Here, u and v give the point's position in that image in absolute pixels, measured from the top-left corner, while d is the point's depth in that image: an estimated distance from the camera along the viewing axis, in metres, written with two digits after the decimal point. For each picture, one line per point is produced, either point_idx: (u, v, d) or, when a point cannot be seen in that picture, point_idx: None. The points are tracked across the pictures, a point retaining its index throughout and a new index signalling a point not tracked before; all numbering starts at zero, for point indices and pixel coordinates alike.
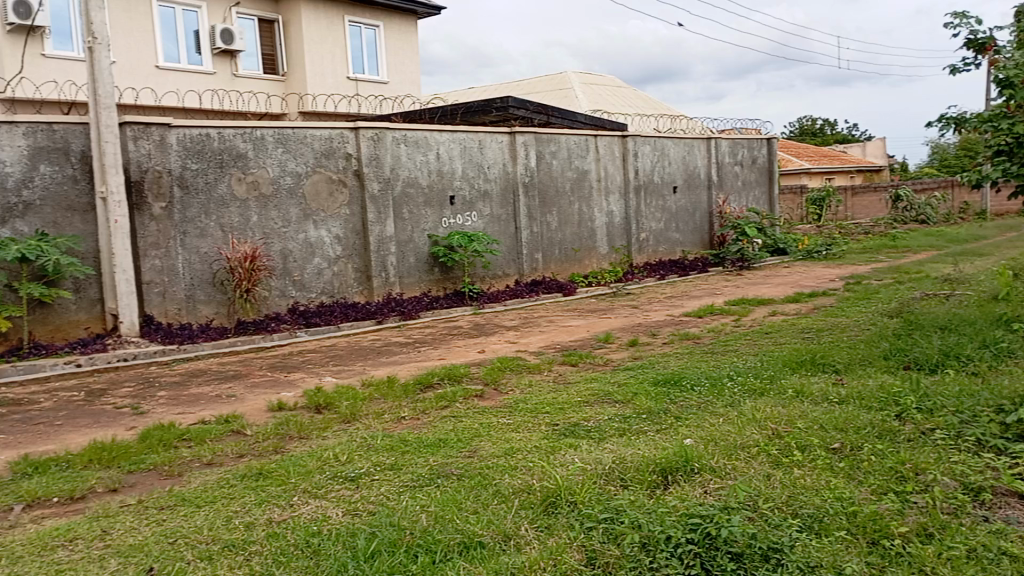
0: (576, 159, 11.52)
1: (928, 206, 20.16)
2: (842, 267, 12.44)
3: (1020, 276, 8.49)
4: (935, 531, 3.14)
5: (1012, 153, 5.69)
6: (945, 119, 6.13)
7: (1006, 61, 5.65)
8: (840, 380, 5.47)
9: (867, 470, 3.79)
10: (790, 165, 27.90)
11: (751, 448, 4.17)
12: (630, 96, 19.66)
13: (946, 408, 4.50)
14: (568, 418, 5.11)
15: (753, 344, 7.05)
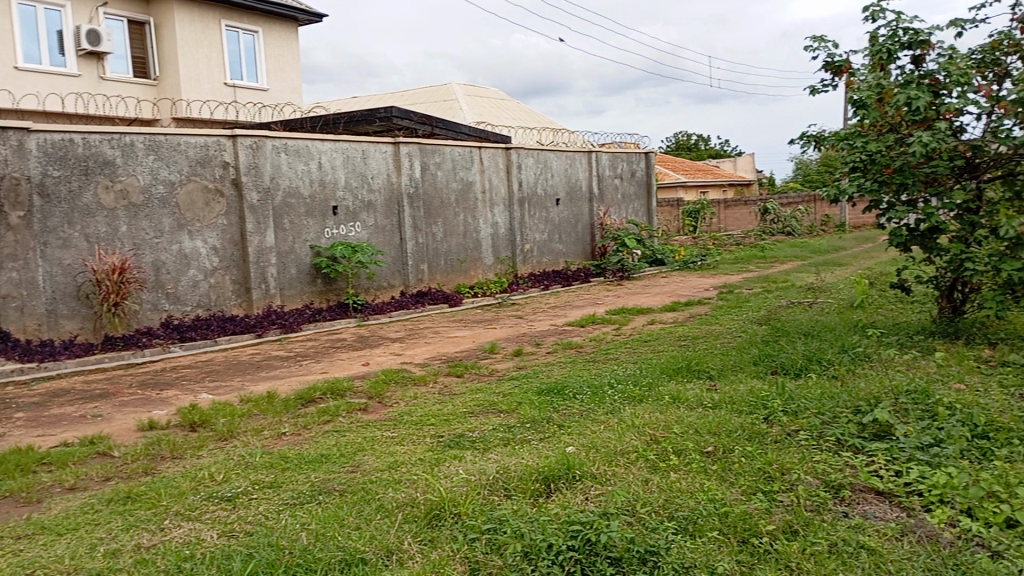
0: (460, 170, 11.55)
1: (793, 219, 21.30)
2: (716, 277, 12.97)
3: (874, 285, 9.09)
4: (799, 528, 3.32)
5: (865, 170, 6.09)
6: (805, 137, 6.51)
7: (860, 82, 6.03)
8: (714, 386, 5.69)
9: (737, 471, 3.96)
10: (667, 178, 28.89)
11: (630, 454, 4.29)
12: (514, 108, 19.90)
13: (809, 410, 4.77)
14: (453, 429, 5.11)
15: (632, 353, 7.26)
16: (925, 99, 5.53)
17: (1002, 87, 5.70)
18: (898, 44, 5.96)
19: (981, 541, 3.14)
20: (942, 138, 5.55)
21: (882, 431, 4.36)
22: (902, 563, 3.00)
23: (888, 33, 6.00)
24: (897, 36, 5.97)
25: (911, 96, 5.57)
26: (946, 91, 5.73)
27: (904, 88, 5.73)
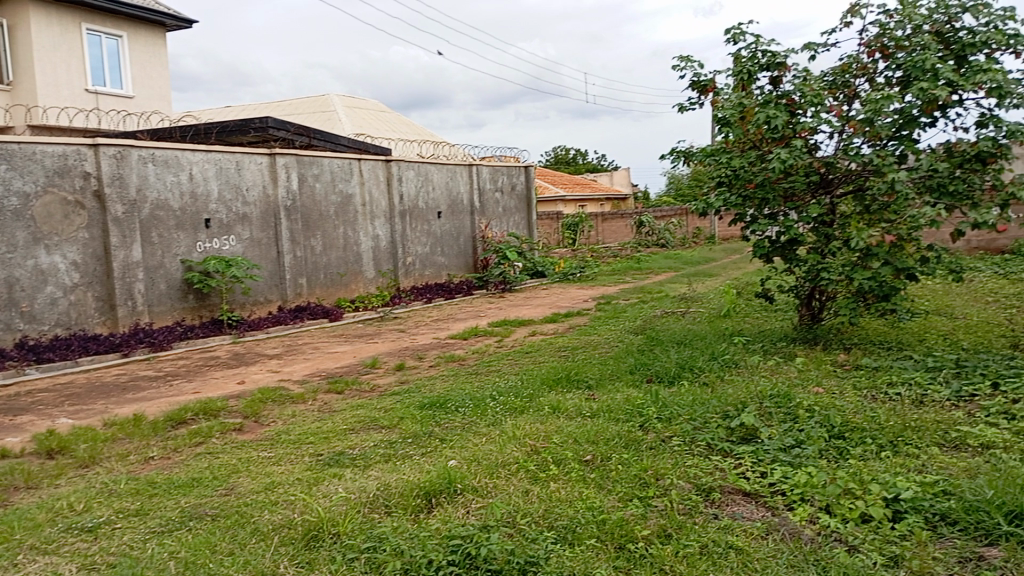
0: (339, 182, 11.38)
1: (667, 231, 22.03)
2: (595, 288, 13.28)
3: (741, 294, 9.53)
4: (673, 532, 3.43)
5: (731, 186, 6.39)
6: (675, 153, 6.78)
7: (725, 101, 6.33)
8: (592, 395, 5.82)
9: (614, 479, 4.06)
10: (547, 192, 29.35)
11: (511, 465, 4.33)
12: (394, 121, 19.79)
13: (681, 416, 4.95)
14: (333, 447, 5.01)
15: (513, 364, 7.33)
16: (783, 118, 5.87)
17: (852, 108, 6.11)
18: (758, 65, 6.30)
19: (840, 536, 3.34)
20: (799, 155, 5.91)
21: (748, 434, 4.57)
22: (767, 561, 3.15)
23: (749, 55, 6.34)
24: (757, 57, 6.31)
25: (770, 115, 5.89)
26: (801, 110, 6.09)
27: (764, 107, 6.05)
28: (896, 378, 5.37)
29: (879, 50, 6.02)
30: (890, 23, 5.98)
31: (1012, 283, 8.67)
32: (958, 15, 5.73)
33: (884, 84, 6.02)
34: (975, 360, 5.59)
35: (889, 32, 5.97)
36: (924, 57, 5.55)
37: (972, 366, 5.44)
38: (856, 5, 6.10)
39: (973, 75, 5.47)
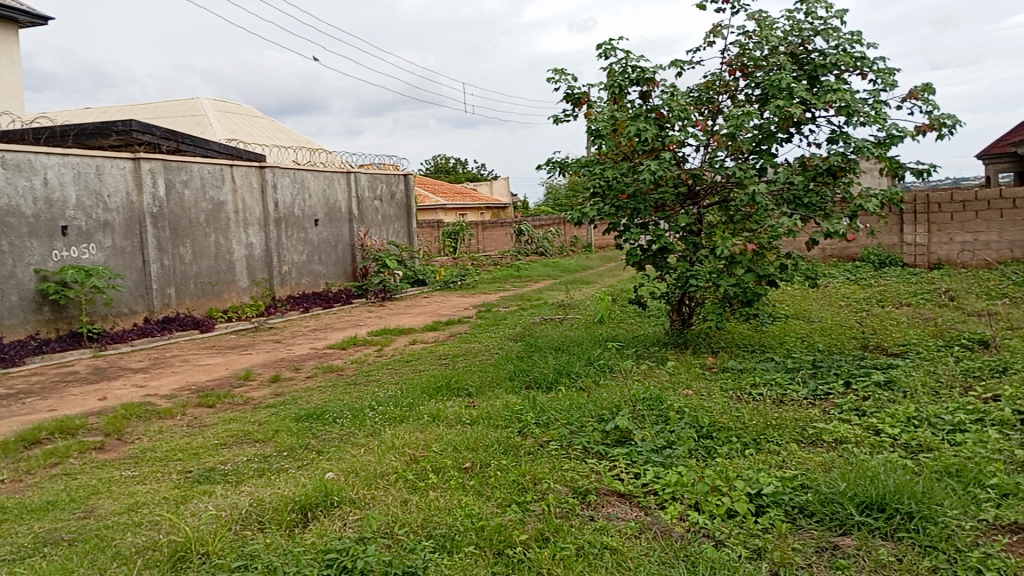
0: (210, 189, 10.97)
1: (545, 239, 22.33)
2: (475, 296, 13.33)
3: (616, 301, 9.79)
4: (550, 535, 3.48)
5: (604, 196, 6.56)
6: (551, 163, 6.90)
7: (597, 113, 6.50)
8: (472, 402, 5.84)
9: (493, 485, 4.09)
10: (427, 201, 29.22)
11: (389, 475, 4.28)
12: (268, 126, 19.26)
13: (558, 421, 5.04)
14: (203, 463, 4.82)
15: (393, 373, 7.26)
16: (652, 131, 6.09)
17: (715, 122, 6.40)
18: (628, 79, 6.51)
19: (708, 532, 3.48)
20: (667, 167, 6.15)
21: (622, 436, 4.71)
22: (640, 559, 3.25)
23: (619, 69, 6.54)
24: (627, 72, 6.52)
25: (640, 127, 6.10)
26: (669, 124, 6.33)
27: (634, 120, 6.25)
28: (760, 379, 5.65)
29: (740, 68, 6.35)
30: (749, 44, 6.31)
31: (862, 288, 9.28)
32: (811, 37, 6.11)
33: (744, 100, 6.35)
34: (829, 361, 5.97)
35: (748, 52, 6.31)
36: (780, 77, 5.88)
37: (827, 366, 5.79)
38: (718, 25, 6.40)
39: (824, 94, 5.84)
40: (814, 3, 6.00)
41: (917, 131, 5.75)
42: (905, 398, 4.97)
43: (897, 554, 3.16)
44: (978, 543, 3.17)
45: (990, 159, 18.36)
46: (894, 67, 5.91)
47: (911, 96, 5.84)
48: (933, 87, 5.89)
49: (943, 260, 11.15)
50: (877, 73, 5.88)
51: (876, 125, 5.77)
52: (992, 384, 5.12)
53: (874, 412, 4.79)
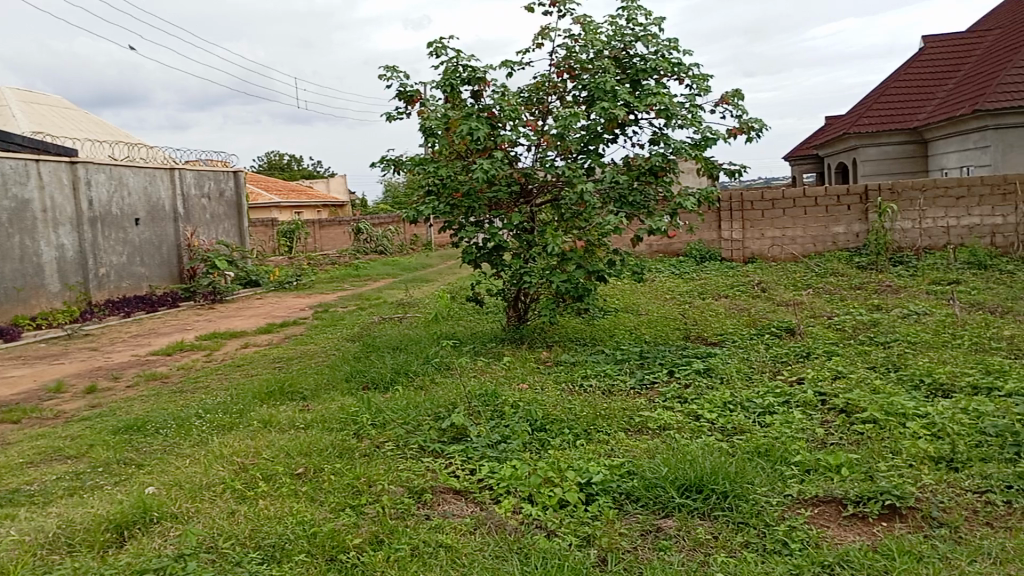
0: (12, 186, 10.06)
1: (384, 237, 22.05)
2: (311, 297, 12.99)
3: (455, 299, 9.83)
4: (384, 537, 3.44)
5: (439, 194, 6.54)
6: (385, 161, 6.82)
7: (430, 111, 6.48)
8: (306, 406, 5.68)
9: (326, 490, 3.99)
10: (260, 199, 28.14)
11: (216, 486, 4.09)
12: (81, 119, 17.90)
13: (395, 421, 5.00)
14: (4, 485, 4.40)
15: (223, 379, 6.94)
16: (484, 130, 6.15)
17: (545, 123, 6.55)
18: (459, 78, 6.54)
19: (540, 523, 3.56)
20: (499, 166, 6.24)
21: (458, 433, 4.73)
22: (473, 555, 3.27)
23: (450, 68, 6.55)
24: (458, 71, 6.54)
25: (473, 127, 6.13)
26: (501, 124, 6.43)
27: (466, 118, 6.29)
28: (591, 371, 5.85)
29: (567, 70, 6.53)
30: (576, 47, 6.50)
31: (685, 282, 9.80)
32: (633, 43, 6.38)
33: (572, 101, 6.54)
34: (654, 351, 6.26)
35: (575, 55, 6.49)
36: (604, 79, 6.10)
37: (653, 357, 6.07)
38: (546, 27, 6.55)
39: (646, 97, 6.13)
40: (635, 9, 6.27)
41: (729, 134, 6.13)
42: (721, 384, 5.30)
43: (713, 531, 3.36)
44: (784, 517, 3.42)
45: (795, 160, 19.90)
46: (708, 73, 6.27)
47: (724, 101, 6.22)
48: (742, 93, 6.30)
49: (756, 254, 11.98)
50: (693, 79, 6.22)
51: (692, 127, 6.12)
52: (797, 368, 5.55)
53: (694, 399, 5.07)
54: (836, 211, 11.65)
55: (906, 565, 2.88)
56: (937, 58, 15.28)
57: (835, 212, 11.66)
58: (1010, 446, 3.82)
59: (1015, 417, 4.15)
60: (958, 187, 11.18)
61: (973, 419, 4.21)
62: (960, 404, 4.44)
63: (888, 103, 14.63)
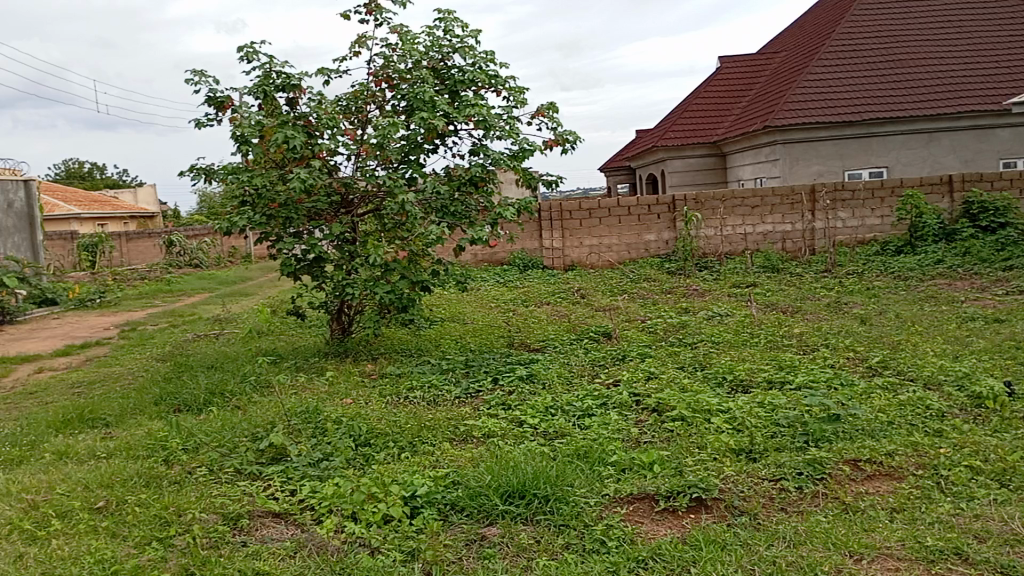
0: None
1: (199, 250, 20.94)
2: (117, 315, 12.11)
3: (275, 313, 9.50)
4: (196, 569, 3.24)
5: (254, 204, 6.26)
6: (196, 170, 6.48)
7: (242, 118, 6.21)
8: (109, 433, 5.27)
9: (131, 523, 3.71)
10: (57, 210, 25.96)
11: (1, 528, 3.70)
12: None
13: (208, 444, 4.74)
14: None
15: (13, 409, 6.30)
16: (301, 139, 5.97)
17: (364, 132, 6.46)
18: (272, 85, 6.32)
19: (363, 541, 3.47)
20: (317, 176, 6.08)
21: (278, 453, 4.54)
22: None
23: (263, 73, 6.32)
24: (271, 77, 6.33)
25: (288, 135, 5.94)
26: (318, 132, 6.27)
27: (282, 126, 6.08)
28: (416, 382, 5.80)
29: (385, 80, 6.47)
30: (393, 56, 6.46)
31: (508, 290, 9.98)
32: (450, 54, 6.43)
33: (391, 111, 6.49)
34: (479, 359, 6.31)
35: (393, 64, 6.45)
36: (423, 90, 6.10)
37: (478, 365, 6.12)
38: (362, 36, 6.47)
39: (464, 108, 6.19)
40: (451, 21, 6.31)
41: (545, 145, 6.30)
42: (544, 390, 5.43)
43: (536, 535, 3.41)
44: (602, 516, 3.54)
45: (610, 172, 20.78)
46: (524, 86, 6.41)
47: (539, 113, 6.38)
48: (557, 106, 6.49)
49: (575, 261, 12.37)
50: (509, 91, 6.34)
51: (510, 139, 6.25)
52: (613, 371, 5.78)
53: (517, 405, 5.16)
54: (648, 220, 12.28)
55: (712, 554, 3.05)
56: (732, 77, 16.48)
57: (646, 220, 12.28)
58: (800, 435, 4.15)
59: (804, 408, 4.53)
60: (753, 197, 12.09)
61: (769, 412, 4.54)
62: (758, 399, 4.78)
63: (692, 118, 15.62)
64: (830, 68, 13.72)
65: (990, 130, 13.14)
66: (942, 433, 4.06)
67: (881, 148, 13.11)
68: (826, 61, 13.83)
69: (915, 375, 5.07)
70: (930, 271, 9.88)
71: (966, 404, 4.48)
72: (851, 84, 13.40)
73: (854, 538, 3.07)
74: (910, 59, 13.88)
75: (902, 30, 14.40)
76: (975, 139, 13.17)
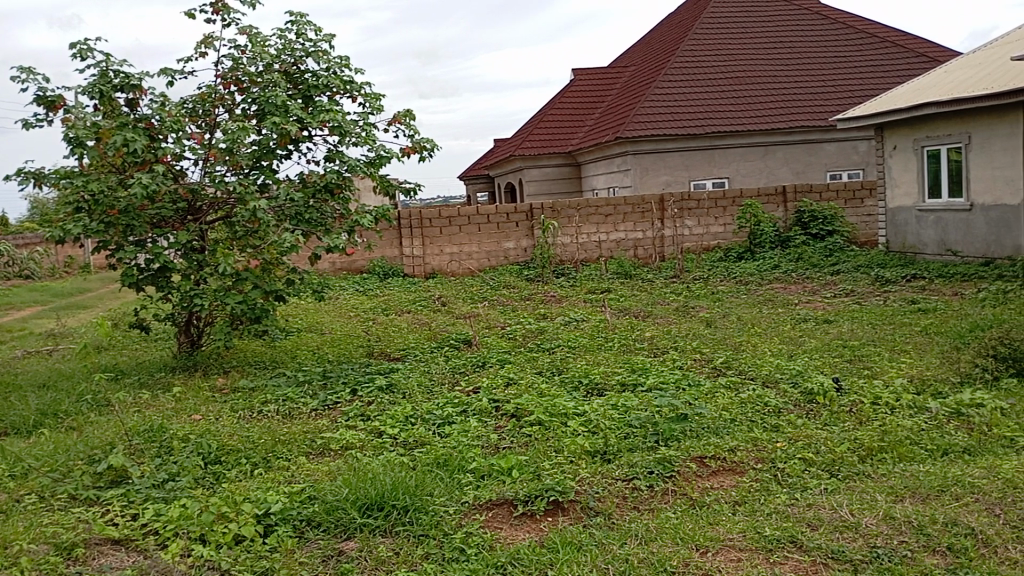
0: None
1: (31, 260, 19.43)
2: None
3: (117, 326, 8.95)
4: None
5: (90, 211, 5.86)
6: (24, 174, 6.00)
7: (75, 119, 5.79)
8: None
9: None
10: None
11: None
12: None
13: (39, 469, 4.38)
14: None
15: None
16: (142, 142, 5.67)
17: (212, 136, 6.21)
18: (110, 85, 5.96)
19: (212, 564, 3.31)
20: (161, 181, 5.78)
21: (118, 476, 4.26)
22: None
23: (99, 73, 5.95)
24: (109, 77, 5.97)
25: (128, 138, 5.63)
26: (162, 135, 5.98)
27: (121, 129, 5.75)
28: (270, 396, 5.60)
29: (233, 83, 6.23)
30: (242, 58, 6.24)
31: (368, 299, 9.84)
32: (304, 58, 6.28)
33: (241, 115, 6.26)
34: (337, 370, 6.18)
35: (242, 67, 6.23)
36: (275, 94, 5.93)
37: (336, 376, 5.98)
38: (209, 36, 6.21)
39: (318, 113, 6.07)
40: (303, 24, 6.17)
41: (402, 153, 6.26)
42: (403, 399, 5.37)
43: (395, 547, 3.36)
44: (461, 524, 3.53)
45: (470, 180, 20.89)
46: (380, 92, 6.36)
47: (396, 120, 6.34)
48: (414, 113, 6.46)
49: (436, 269, 12.34)
50: (365, 97, 6.26)
51: (366, 145, 6.17)
52: (473, 378, 5.80)
53: (377, 415, 5.08)
54: (507, 227, 12.43)
55: (569, 556, 3.11)
56: (585, 89, 16.98)
57: (505, 228, 12.44)
58: (651, 435, 4.31)
59: (655, 408, 4.70)
60: (607, 206, 12.48)
61: (622, 414, 4.68)
62: (611, 401, 4.93)
63: (547, 129, 15.98)
64: (676, 83, 14.38)
65: (818, 144, 14.15)
66: (779, 429, 4.32)
67: (723, 160, 13.85)
68: (672, 76, 14.50)
69: (755, 374, 5.38)
70: (768, 276, 10.52)
71: (800, 399, 4.79)
72: (695, 99, 14.11)
73: (700, 532, 3.20)
74: (747, 76, 14.76)
75: (739, 50, 15.30)
76: (805, 153, 14.14)
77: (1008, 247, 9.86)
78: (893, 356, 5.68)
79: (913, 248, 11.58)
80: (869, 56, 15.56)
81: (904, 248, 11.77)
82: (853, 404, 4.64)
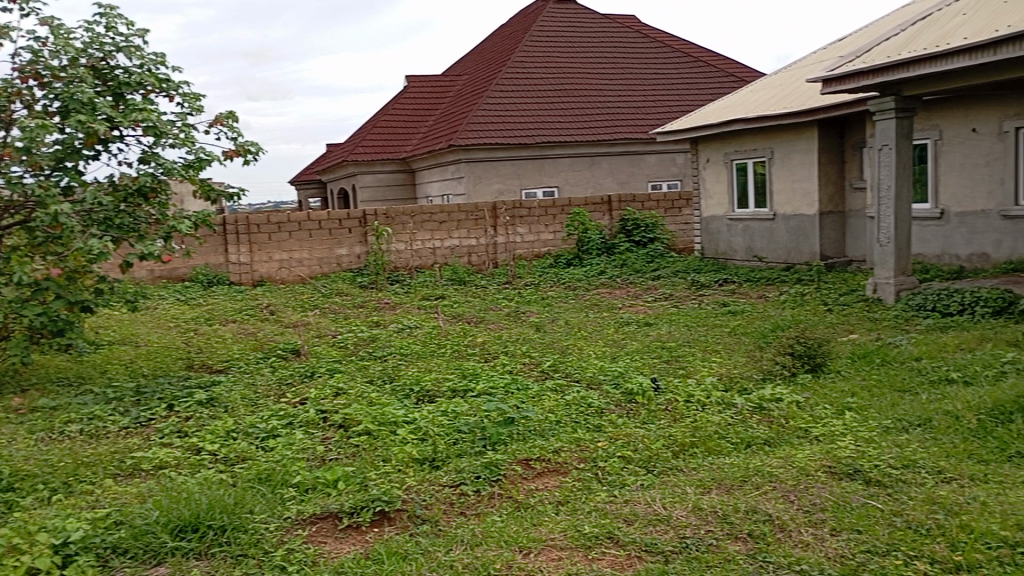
0: None
1: None
2: None
3: None
4: None
5: None
6: None
7: None
8: None
9: None
10: None
11: None
12: None
13: None
14: None
15: None
16: None
17: (6, 134, 5.68)
18: None
19: None
20: None
21: None
22: None
23: None
24: None
25: None
26: None
27: None
28: (75, 415, 5.18)
29: (33, 77, 5.73)
30: (43, 51, 5.75)
31: (190, 308, 9.35)
32: (114, 53, 5.88)
33: (42, 112, 5.77)
34: (153, 385, 5.80)
35: (42, 60, 5.74)
36: (81, 90, 5.51)
37: (151, 392, 5.62)
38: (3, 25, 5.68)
39: (129, 113, 5.70)
40: (113, 17, 5.78)
41: (223, 156, 5.98)
42: (224, 413, 5.12)
43: (209, 570, 3.18)
44: (283, 541, 3.40)
45: (301, 184, 20.34)
46: (200, 92, 6.05)
47: (217, 122, 6.05)
48: (236, 115, 6.20)
49: (264, 277, 11.89)
50: (183, 97, 5.94)
51: (184, 147, 5.86)
52: (301, 388, 5.63)
53: (195, 431, 4.81)
54: (339, 234, 12.19)
55: (394, 566, 3.06)
56: (418, 97, 16.98)
57: (337, 235, 12.19)
58: (478, 440, 4.34)
59: (483, 413, 4.74)
60: (441, 213, 12.51)
61: (450, 420, 4.69)
62: (441, 407, 4.92)
63: (380, 135, 15.83)
64: (507, 94, 14.65)
65: (641, 155, 14.83)
66: (601, 428, 4.47)
67: (552, 169, 14.24)
68: (503, 87, 14.76)
69: (580, 377, 5.54)
70: (596, 282, 10.89)
71: (621, 400, 4.98)
72: (525, 110, 14.43)
73: (523, 534, 3.25)
74: (575, 89, 15.27)
75: (567, 63, 15.81)
76: (628, 164, 14.79)
77: (807, 254, 10.71)
78: (706, 356, 6.03)
79: (725, 254, 12.36)
80: (685, 74, 16.50)
81: (717, 255, 12.54)
82: (668, 403, 4.87)
